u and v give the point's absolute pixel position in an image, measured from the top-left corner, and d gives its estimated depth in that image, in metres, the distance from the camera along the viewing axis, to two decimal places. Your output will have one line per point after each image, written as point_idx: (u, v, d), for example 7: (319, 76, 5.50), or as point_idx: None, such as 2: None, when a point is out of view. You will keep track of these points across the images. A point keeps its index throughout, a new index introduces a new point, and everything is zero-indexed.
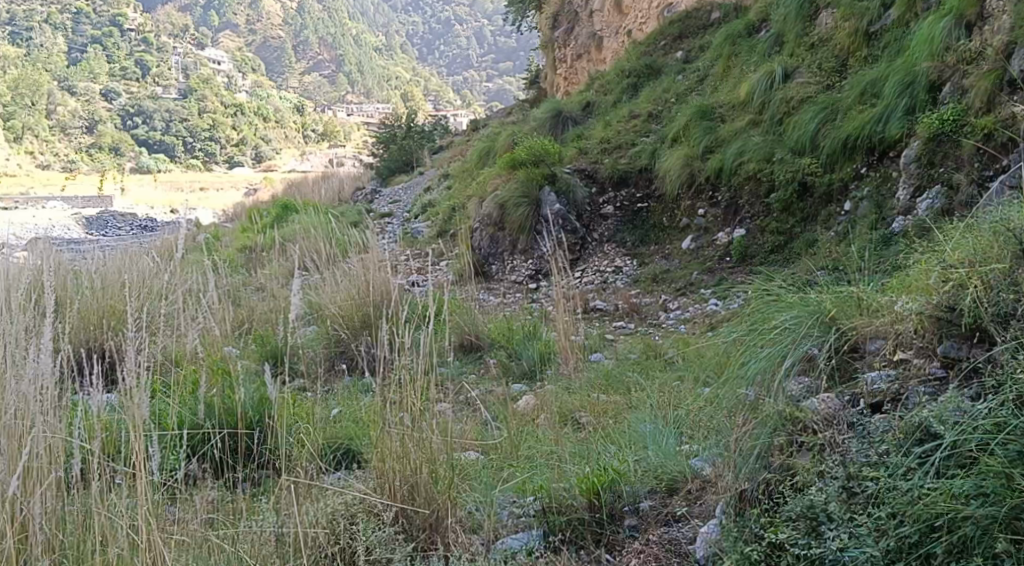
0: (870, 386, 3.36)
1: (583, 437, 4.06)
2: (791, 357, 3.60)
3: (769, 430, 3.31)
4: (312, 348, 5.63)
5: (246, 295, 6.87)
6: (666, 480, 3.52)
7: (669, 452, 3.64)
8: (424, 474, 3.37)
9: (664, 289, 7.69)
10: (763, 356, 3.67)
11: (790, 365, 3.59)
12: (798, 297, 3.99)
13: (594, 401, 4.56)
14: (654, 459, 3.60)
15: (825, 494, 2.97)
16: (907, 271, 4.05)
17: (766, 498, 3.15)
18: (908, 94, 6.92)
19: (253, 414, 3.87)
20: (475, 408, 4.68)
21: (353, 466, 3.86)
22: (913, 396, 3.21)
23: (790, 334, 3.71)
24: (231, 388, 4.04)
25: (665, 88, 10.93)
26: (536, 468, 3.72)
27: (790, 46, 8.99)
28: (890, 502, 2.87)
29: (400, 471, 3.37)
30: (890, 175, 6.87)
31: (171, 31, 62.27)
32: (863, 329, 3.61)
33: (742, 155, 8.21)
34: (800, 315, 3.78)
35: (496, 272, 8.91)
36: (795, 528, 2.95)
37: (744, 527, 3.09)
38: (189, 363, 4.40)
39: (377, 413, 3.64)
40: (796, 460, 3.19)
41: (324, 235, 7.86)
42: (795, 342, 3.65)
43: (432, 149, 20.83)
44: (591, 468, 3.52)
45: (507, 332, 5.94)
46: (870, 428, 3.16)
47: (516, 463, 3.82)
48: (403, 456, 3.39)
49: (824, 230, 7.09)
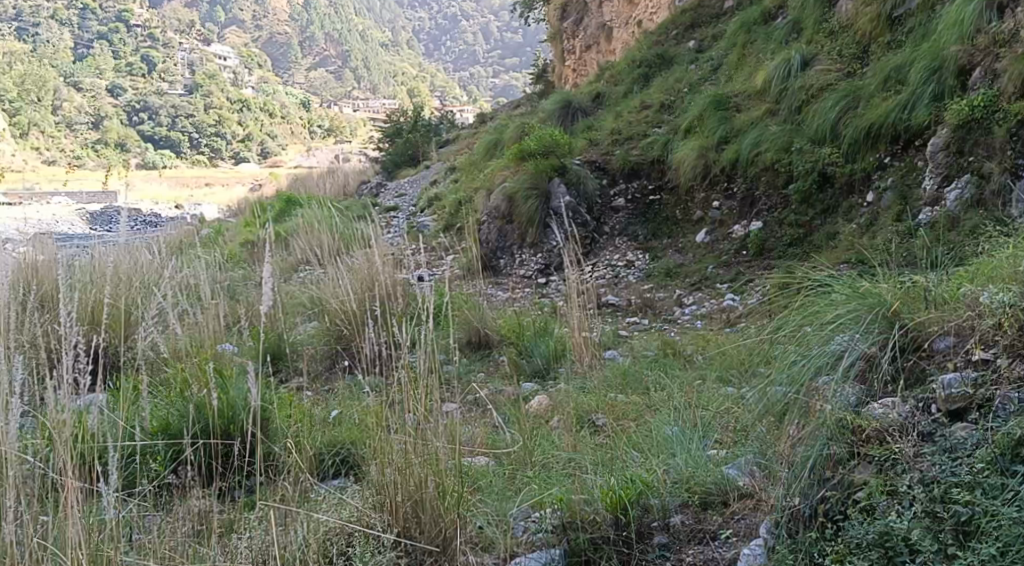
0: (946, 390, 3.09)
1: (603, 442, 3.79)
2: (851, 354, 3.30)
3: (823, 440, 3.06)
4: (312, 345, 5.37)
5: (247, 291, 6.61)
6: (699, 493, 3.30)
7: (700, 462, 3.42)
8: (432, 489, 3.10)
9: (679, 284, 7.42)
10: (814, 355, 3.37)
11: (848, 363, 3.30)
12: (849, 287, 3.69)
13: (612, 401, 4.30)
14: (685, 469, 3.38)
15: (905, 522, 2.74)
16: (969, 268, 3.81)
17: (825, 519, 2.93)
18: (936, 80, 6.65)
19: (242, 416, 3.62)
20: (485, 411, 4.42)
21: (351, 475, 3.65)
22: (1006, 403, 2.96)
23: (846, 329, 3.41)
24: (222, 388, 3.78)
25: (678, 78, 10.66)
26: (554, 477, 3.46)
27: (808, 33, 8.72)
28: (997, 534, 2.62)
29: (402, 485, 3.11)
30: (916, 164, 6.60)
31: (177, 26, 61.97)
32: (936, 324, 3.33)
33: (759, 146, 7.94)
34: (856, 307, 3.48)
35: (504, 266, 8.64)
36: (869, 558, 2.73)
37: (796, 551, 2.89)
38: (180, 362, 4.15)
39: (378, 418, 3.41)
40: (856, 474, 2.96)
41: (326, 225, 7.61)
42: (855, 337, 3.35)
43: (439, 143, 20.55)
44: (615, 480, 3.27)
45: (518, 327, 5.67)
46: (955, 440, 2.92)
47: (531, 473, 3.55)
48: (405, 468, 3.12)
49: (846, 222, 6.81)
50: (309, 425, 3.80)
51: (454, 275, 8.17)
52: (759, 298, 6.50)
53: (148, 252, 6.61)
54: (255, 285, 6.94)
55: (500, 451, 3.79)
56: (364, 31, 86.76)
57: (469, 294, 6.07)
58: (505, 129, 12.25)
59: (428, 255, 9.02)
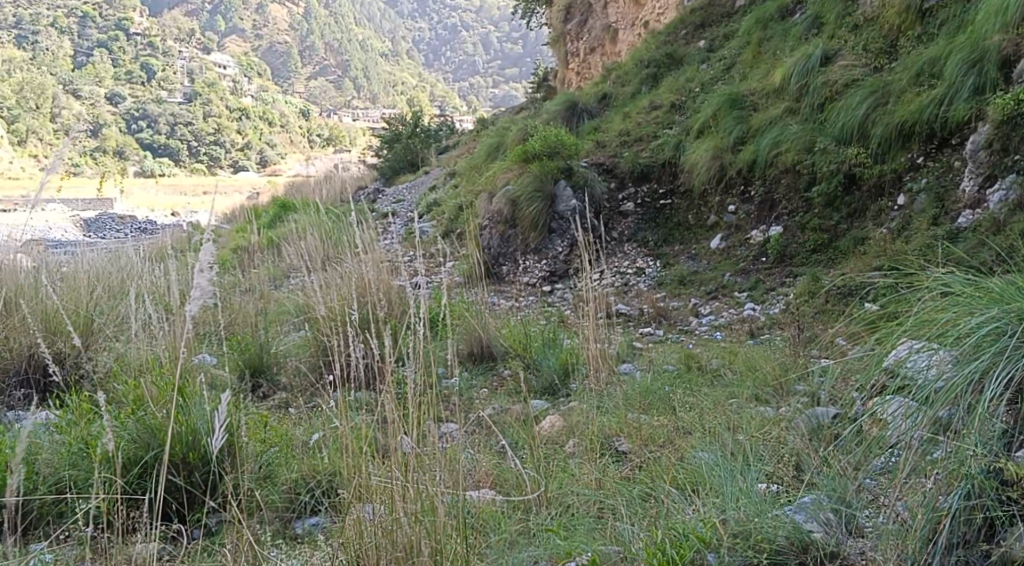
0: None
1: (632, 478, 3.44)
2: (1003, 380, 2.85)
3: (962, 496, 2.79)
4: (296, 357, 4.88)
5: (230, 298, 6.09)
6: (765, 550, 2.91)
7: (760, 508, 3.04)
8: (426, 555, 2.85)
9: (693, 292, 6.95)
10: (948, 383, 2.93)
11: (994, 394, 2.86)
12: (985, 291, 3.17)
13: (635, 423, 3.85)
14: (742, 511, 3.01)
15: None
16: None
17: None
18: (975, 72, 6.17)
19: (205, 444, 3.26)
20: (489, 434, 3.97)
21: (323, 508, 3.31)
22: None
23: (987, 348, 2.94)
24: (183, 410, 3.38)
25: (688, 78, 10.18)
26: (584, 521, 3.16)
27: (830, 28, 8.23)
28: None
29: (387, 551, 2.84)
30: (953, 164, 6.15)
31: (177, 35, 61.09)
32: None
33: (778, 146, 7.46)
34: (1002, 316, 2.98)
35: (507, 273, 8.16)
36: None
37: None
38: (139, 379, 3.68)
39: (353, 457, 3.14)
40: (1015, 545, 2.71)
41: (318, 230, 7.13)
42: (1003, 358, 2.88)
43: (438, 149, 20.06)
44: (666, 537, 2.96)
45: (524, 337, 5.15)
46: None
47: (552, 524, 3.19)
48: (389, 536, 2.86)
49: (875, 227, 6.35)
50: (286, 459, 3.46)
51: (454, 281, 7.66)
52: (784, 310, 6.04)
53: (134, 256, 6.12)
54: (241, 290, 6.41)
55: (511, 492, 3.42)
56: (365, 40, 86.36)
57: (471, 302, 5.58)
58: (507, 132, 11.77)
59: (425, 261, 8.49)
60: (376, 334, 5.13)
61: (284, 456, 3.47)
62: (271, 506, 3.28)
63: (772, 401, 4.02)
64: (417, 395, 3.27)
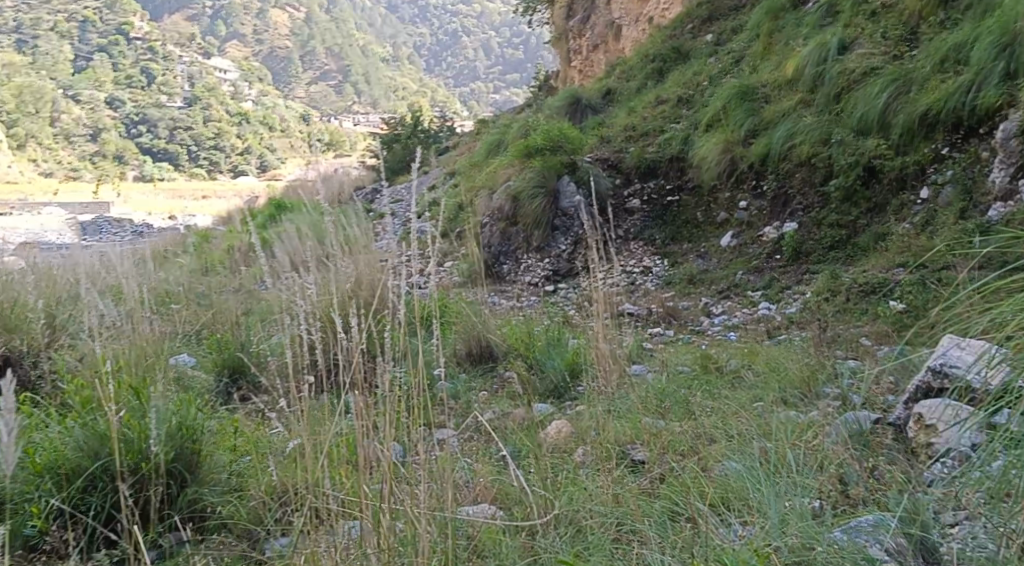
0: None
1: (653, 492, 3.10)
2: None
3: None
4: (279, 355, 4.52)
5: (214, 299, 5.71)
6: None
7: (792, 522, 2.71)
8: None
9: (704, 292, 6.58)
10: None
11: None
12: None
13: (651, 428, 3.51)
14: (792, 537, 2.66)
15: None
16: None
17: None
18: (1005, 57, 5.80)
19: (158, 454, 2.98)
20: (489, 442, 3.62)
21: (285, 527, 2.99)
22: None
23: None
24: (131, 412, 3.13)
25: (696, 72, 9.82)
26: (603, 548, 2.79)
27: (845, 15, 7.87)
28: None
29: None
30: (981, 155, 5.81)
31: (177, 38, 60.30)
32: None
33: (792, 138, 7.10)
34: None
35: (507, 272, 7.80)
36: None
37: None
38: (93, 385, 3.41)
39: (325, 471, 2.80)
40: None
41: (308, 227, 6.74)
42: None
43: (438, 150, 19.69)
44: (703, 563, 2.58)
45: (527, 338, 4.78)
46: None
47: (567, 551, 2.82)
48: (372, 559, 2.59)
49: (897, 222, 5.99)
50: (255, 474, 3.17)
51: (451, 282, 7.29)
52: (802, 309, 5.66)
53: (118, 255, 5.77)
54: (228, 290, 6.02)
55: (515, 512, 3.06)
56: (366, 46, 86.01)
57: (469, 302, 5.22)
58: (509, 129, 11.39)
59: (422, 259, 8.10)
60: (365, 336, 4.77)
61: (254, 475, 3.18)
62: (236, 524, 3.02)
63: (799, 405, 3.67)
64: (402, 399, 2.92)
